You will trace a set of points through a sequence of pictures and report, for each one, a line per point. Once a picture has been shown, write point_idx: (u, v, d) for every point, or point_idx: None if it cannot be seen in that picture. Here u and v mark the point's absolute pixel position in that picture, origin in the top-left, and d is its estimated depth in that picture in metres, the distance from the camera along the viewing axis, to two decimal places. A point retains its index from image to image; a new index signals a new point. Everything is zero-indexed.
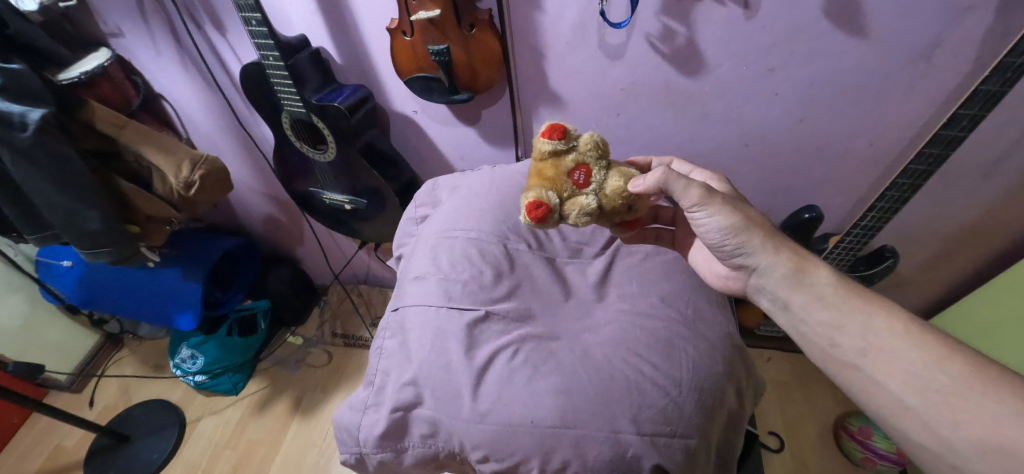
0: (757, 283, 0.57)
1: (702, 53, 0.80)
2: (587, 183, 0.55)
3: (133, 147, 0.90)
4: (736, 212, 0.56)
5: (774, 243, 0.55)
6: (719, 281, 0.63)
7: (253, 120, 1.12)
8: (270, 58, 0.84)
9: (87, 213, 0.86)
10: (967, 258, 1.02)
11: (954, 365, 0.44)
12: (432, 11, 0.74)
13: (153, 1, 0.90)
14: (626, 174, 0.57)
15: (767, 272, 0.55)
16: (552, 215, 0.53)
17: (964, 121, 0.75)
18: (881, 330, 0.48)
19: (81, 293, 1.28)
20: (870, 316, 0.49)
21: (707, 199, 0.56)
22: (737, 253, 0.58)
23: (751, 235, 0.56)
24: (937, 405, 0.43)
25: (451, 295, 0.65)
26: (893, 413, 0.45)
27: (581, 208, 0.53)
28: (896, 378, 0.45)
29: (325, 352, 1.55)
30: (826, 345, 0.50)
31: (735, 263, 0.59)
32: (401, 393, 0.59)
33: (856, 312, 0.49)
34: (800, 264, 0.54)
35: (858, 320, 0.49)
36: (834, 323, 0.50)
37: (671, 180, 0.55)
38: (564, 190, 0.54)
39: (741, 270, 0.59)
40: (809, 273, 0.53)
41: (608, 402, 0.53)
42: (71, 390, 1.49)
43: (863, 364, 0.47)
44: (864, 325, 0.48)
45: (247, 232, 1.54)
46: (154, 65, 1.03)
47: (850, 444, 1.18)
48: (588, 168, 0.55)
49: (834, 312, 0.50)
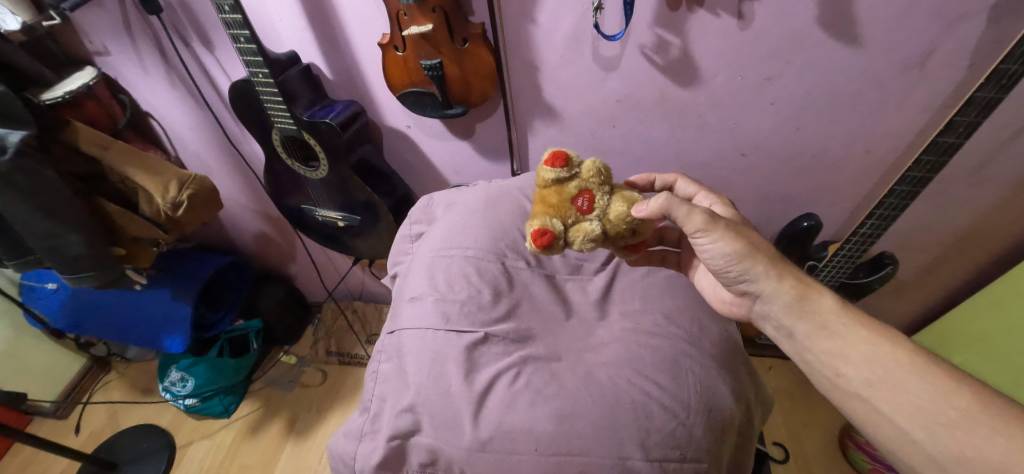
0: (761, 309, 0.55)
1: (696, 63, 0.79)
2: (591, 209, 0.54)
3: (118, 168, 0.88)
4: (740, 238, 0.54)
5: (777, 269, 0.54)
6: (723, 305, 0.61)
7: (243, 138, 1.11)
8: (260, 75, 0.83)
9: (70, 237, 0.83)
10: (965, 264, 1.01)
11: (963, 399, 0.42)
12: (424, 26, 0.73)
13: (140, 20, 0.89)
14: (631, 199, 0.55)
15: (771, 300, 0.53)
16: (555, 241, 0.52)
17: (961, 127, 0.73)
18: (887, 359, 0.46)
19: (67, 317, 1.24)
20: (874, 346, 0.47)
21: (711, 225, 0.53)
22: (740, 280, 0.56)
23: (753, 262, 0.54)
24: (943, 440, 0.42)
25: (449, 316, 0.63)
26: (900, 447, 0.44)
27: (584, 234, 0.52)
28: (903, 411, 0.44)
29: (319, 371, 1.51)
30: (831, 375, 0.49)
31: (739, 289, 0.57)
32: (399, 420, 0.57)
33: (861, 342, 0.48)
34: (803, 291, 0.52)
35: (862, 349, 0.47)
36: (838, 351, 0.48)
37: (672, 205, 0.52)
38: (567, 218, 0.53)
39: (745, 296, 0.57)
40: (812, 300, 0.51)
41: (614, 426, 0.51)
42: (56, 416, 1.44)
43: (869, 396, 0.46)
44: (867, 354, 0.47)
45: (238, 250, 1.51)
46: (141, 84, 1.01)
47: (857, 454, 1.16)
48: (592, 194, 0.55)
49: (837, 341, 0.49)
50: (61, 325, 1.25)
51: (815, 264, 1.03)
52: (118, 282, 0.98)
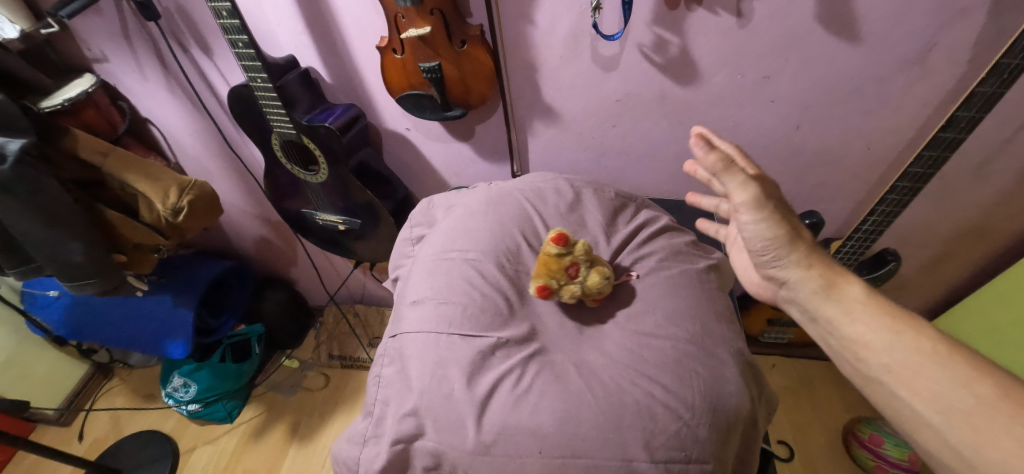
0: (788, 294, 0.56)
1: (695, 62, 0.79)
2: (576, 274, 0.61)
3: (117, 174, 0.88)
4: (782, 224, 0.52)
5: (810, 258, 0.53)
6: (754, 287, 0.63)
7: (243, 142, 1.10)
8: (258, 80, 0.82)
9: (70, 244, 0.83)
10: (969, 258, 1.01)
11: (984, 388, 0.42)
12: (422, 29, 0.73)
13: (138, 26, 0.89)
14: (607, 274, 0.62)
15: (797, 287, 0.54)
16: (551, 291, 0.62)
17: (963, 123, 0.73)
18: (909, 347, 0.47)
19: (70, 324, 1.24)
20: (898, 334, 0.48)
21: (756, 206, 0.50)
22: (772, 264, 0.55)
23: (790, 252, 0.53)
24: (960, 427, 0.42)
25: (451, 320, 0.62)
26: (915, 429, 0.45)
27: (575, 292, 0.61)
28: (921, 396, 0.44)
29: (322, 375, 1.51)
30: (852, 360, 0.50)
31: (769, 273, 0.57)
32: (402, 425, 0.56)
33: (884, 329, 0.48)
34: (830, 279, 0.52)
35: (884, 337, 0.48)
36: (860, 339, 0.49)
37: (723, 167, 0.49)
38: (558, 280, 0.61)
39: (774, 280, 0.58)
40: (840, 288, 0.52)
41: (618, 428, 0.50)
42: (60, 423, 1.44)
43: (887, 381, 0.47)
44: (890, 341, 0.47)
45: (239, 255, 1.51)
46: (140, 90, 1.01)
47: (861, 453, 1.17)
48: (578, 266, 0.61)
49: (860, 327, 0.49)
50: (64, 332, 1.26)
51: None
52: (120, 289, 0.98)
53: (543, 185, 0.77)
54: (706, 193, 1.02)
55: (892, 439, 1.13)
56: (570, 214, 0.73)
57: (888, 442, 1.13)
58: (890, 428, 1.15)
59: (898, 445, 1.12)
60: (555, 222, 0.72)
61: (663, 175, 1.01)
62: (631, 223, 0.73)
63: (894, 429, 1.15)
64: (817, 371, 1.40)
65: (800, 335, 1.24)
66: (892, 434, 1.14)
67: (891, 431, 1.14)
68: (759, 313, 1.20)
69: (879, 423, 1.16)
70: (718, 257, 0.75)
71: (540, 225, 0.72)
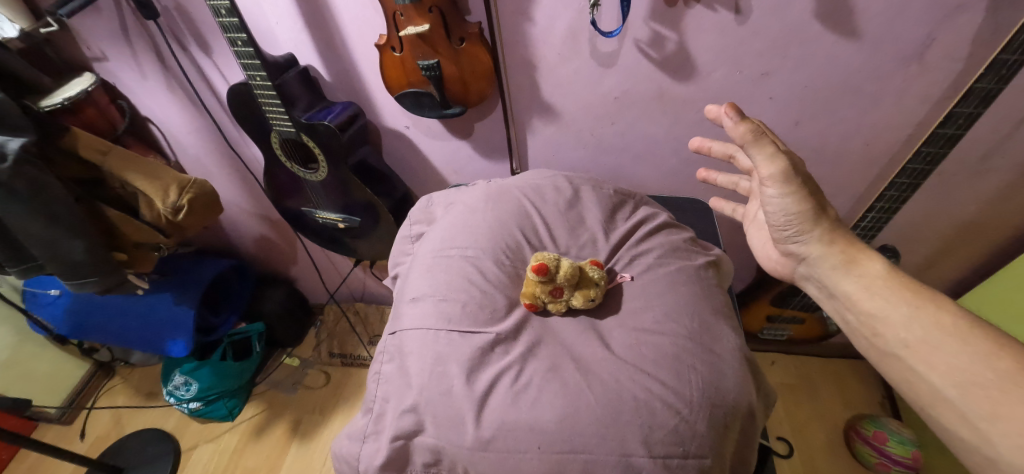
0: (806, 271, 0.59)
1: (693, 59, 0.79)
2: (562, 295, 0.61)
3: (117, 173, 0.88)
4: (807, 200, 0.53)
5: (833, 235, 0.55)
6: (770, 262, 0.66)
7: (242, 141, 1.11)
8: (257, 78, 0.82)
9: (71, 243, 0.83)
10: (967, 254, 1.02)
11: (1004, 362, 0.43)
12: (421, 26, 0.73)
13: (137, 24, 0.89)
14: (591, 297, 0.62)
15: (816, 263, 0.57)
16: (539, 309, 0.64)
17: (961, 119, 0.74)
18: (927, 322, 0.49)
19: (71, 323, 1.25)
20: (917, 308, 0.50)
21: (786, 180, 0.52)
22: (792, 239, 0.58)
23: (813, 227, 0.55)
24: (976, 399, 0.43)
25: (451, 317, 0.62)
26: (932, 403, 0.47)
27: (562, 310, 0.63)
28: (939, 370, 0.46)
29: (322, 373, 1.52)
30: (871, 334, 0.52)
31: (788, 248, 0.60)
32: (401, 421, 0.57)
33: (903, 304, 0.50)
34: (851, 256, 0.54)
35: (903, 312, 0.50)
36: (879, 313, 0.51)
37: (752, 140, 0.50)
38: (545, 299, 0.62)
39: (791, 255, 0.60)
40: (860, 264, 0.54)
41: (617, 423, 0.51)
42: (62, 421, 1.44)
43: (905, 356, 0.49)
44: (909, 315, 0.49)
45: (239, 253, 1.51)
46: (140, 89, 1.01)
47: (863, 450, 1.18)
48: (562, 290, 0.61)
49: (879, 302, 0.51)
50: (65, 330, 1.26)
51: None
52: (121, 287, 0.98)
53: (542, 182, 0.78)
54: (705, 190, 1.03)
55: (897, 437, 1.14)
56: (569, 211, 0.73)
57: (892, 440, 1.14)
58: (894, 426, 1.17)
59: (903, 443, 1.13)
60: (554, 219, 0.73)
61: (662, 173, 1.01)
62: (630, 220, 0.73)
63: (898, 427, 1.16)
64: (816, 368, 1.40)
65: (800, 332, 1.24)
66: (896, 432, 1.15)
67: (895, 429, 1.16)
68: (758, 310, 1.20)
69: (883, 421, 1.18)
70: (716, 254, 0.75)
71: (539, 222, 0.72)
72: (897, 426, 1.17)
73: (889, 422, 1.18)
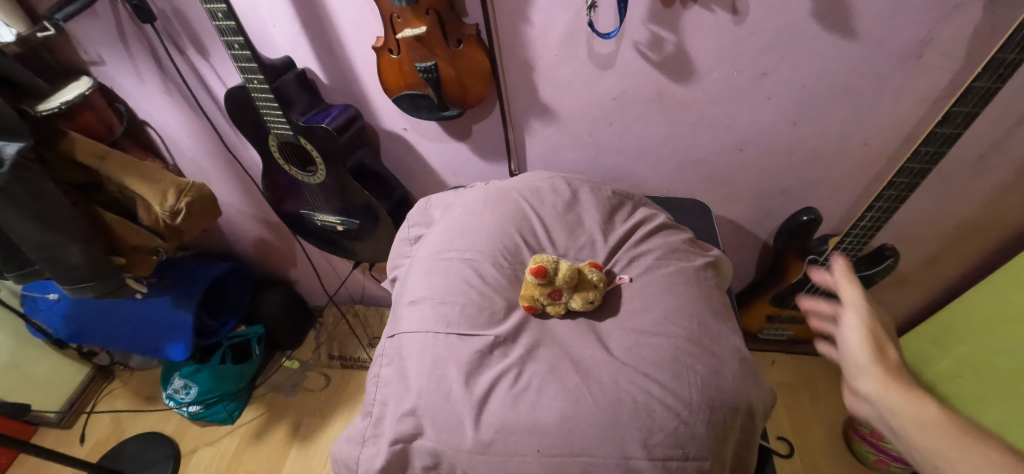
0: (878, 421, 0.48)
1: (691, 59, 0.79)
2: (560, 298, 0.61)
3: (115, 177, 0.88)
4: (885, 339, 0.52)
5: (892, 375, 0.48)
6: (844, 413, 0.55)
7: (240, 144, 1.11)
8: (255, 81, 0.82)
9: (69, 248, 0.83)
10: (966, 252, 1.02)
11: None
12: (418, 29, 0.72)
13: (134, 28, 0.89)
14: (589, 298, 0.61)
15: (879, 407, 0.47)
16: (537, 311, 0.63)
17: (959, 118, 0.73)
18: (985, 461, 0.38)
19: (70, 327, 1.25)
20: (980, 450, 0.39)
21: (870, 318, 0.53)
22: (853, 379, 0.51)
23: (869, 364, 0.49)
24: None
25: (449, 320, 0.62)
26: None
27: (561, 313, 0.63)
28: None
29: (322, 375, 1.52)
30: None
31: (855, 395, 0.52)
32: (400, 424, 0.57)
33: (968, 446, 0.40)
34: (915, 398, 0.45)
35: (968, 454, 0.40)
36: (941, 453, 0.41)
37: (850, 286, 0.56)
38: (544, 302, 0.62)
39: (863, 407, 0.51)
40: (929, 407, 0.44)
41: (616, 426, 0.51)
42: (61, 426, 1.44)
43: None
44: (966, 455, 0.40)
45: (238, 256, 1.51)
46: (137, 92, 1.01)
47: (862, 447, 1.18)
48: (560, 293, 0.61)
49: (941, 443, 0.42)
50: (64, 335, 1.26)
51: (815, 258, 1.02)
52: (119, 292, 0.98)
53: (540, 184, 0.77)
54: (704, 190, 1.03)
55: None
56: (567, 213, 0.73)
57: None
58: None
59: None
60: (552, 220, 0.72)
61: (661, 173, 1.01)
62: (628, 221, 0.73)
63: None
64: (816, 367, 1.40)
65: (799, 331, 1.24)
66: None
67: None
68: (757, 310, 1.20)
69: None
70: (715, 255, 0.74)
71: (538, 224, 0.72)
72: None
73: None
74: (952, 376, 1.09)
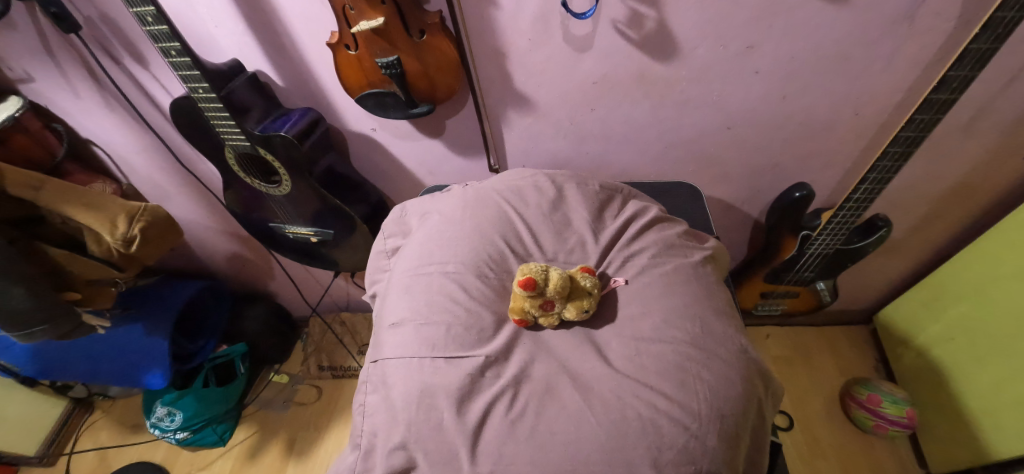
0: None
1: (673, 35, 0.74)
2: (552, 309, 0.57)
3: (56, 208, 0.80)
4: None
5: None
6: None
7: (195, 156, 1.02)
8: (200, 90, 0.75)
9: (12, 290, 0.76)
10: (957, 215, 1.00)
11: None
12: (374, 21, 0.65)
13: (58, 38, 0.79)
14: (585, 307, 0.57)
15: None
16: (529, 324, 0.59)
17: (955, 82, 0.69)
18: None
19: (38, 365, 1.16)
20: None
21: None
22: None
23: None
24: None
25: (435, 342, 0.57)
26: None
27: (555, 324, 0.59)
28: None
29: (314, 387, 1.47)
30: None
31: None
32: (390, 460, 0.52)
33: None
34: None
35: None
36: None
37: None
38: (534, 315, 0.57)
39: None
40: None
41: (622, 447, 0.47)
42: (44, 463, 1.37)
43: None
44: None
45: (212, 273, 1.43)
46: (74, 109, 0.92)
47: (860, 413, 1.19)
48: (552, 304, 0.57)
49: None
50: (32, 372, 1.17)
51: (808, 233, 1.00)
52: (79, 329, 0.92)
53: (522, 182, 0.72)
54: (694, 172, 0.99)
55: (890, 398, 1.15)
56: (552, 213, 0.68)
57: (886, 401, 1.15)
58: (886, 388, 1.18)
59: (896, 402, 1.13)
60: (538, 222, 0.67)
61: (647, 158, 0.96)
62: (619, 217, 0.69)
63: (890, 388, 1.17)
64: (810, 337, 1.40)
65: (793, 306, 1.22)
66: (889, 394, 1.16)
67: (887, 390, 1.17)
68: (752, 287, 1.18)
69: (876, 384, 1.19)
70: (711, 246, 0.71)
71: (524, 229, 0.66)
72: (889, 388, 1.18)
73: (881, 384, 1.19)
74: (944, 339, 1.10)
